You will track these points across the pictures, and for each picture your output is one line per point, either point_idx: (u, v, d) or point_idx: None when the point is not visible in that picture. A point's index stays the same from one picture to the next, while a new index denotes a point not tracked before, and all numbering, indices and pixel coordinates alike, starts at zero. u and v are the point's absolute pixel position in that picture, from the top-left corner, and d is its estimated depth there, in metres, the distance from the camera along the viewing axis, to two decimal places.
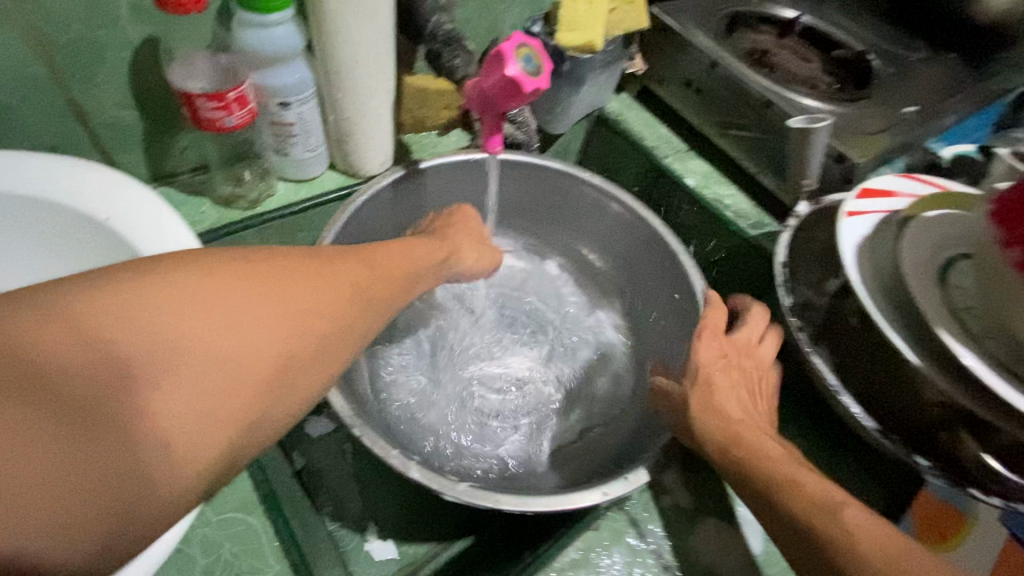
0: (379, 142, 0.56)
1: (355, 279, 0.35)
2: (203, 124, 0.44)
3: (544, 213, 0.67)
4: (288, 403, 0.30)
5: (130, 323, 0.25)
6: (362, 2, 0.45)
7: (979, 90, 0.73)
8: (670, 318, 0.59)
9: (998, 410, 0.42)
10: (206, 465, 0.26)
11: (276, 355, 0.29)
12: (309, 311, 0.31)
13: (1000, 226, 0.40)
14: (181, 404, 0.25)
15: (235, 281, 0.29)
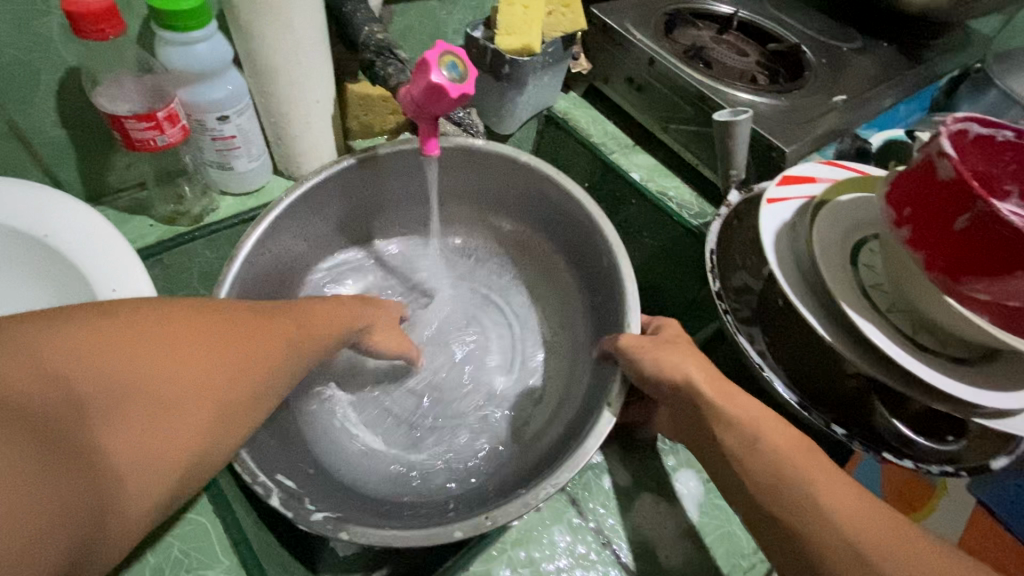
0: (318, 141, 0.59)
1: (290, 334, 0.38)
2: (137, 145, 0.47)
3: (484, 200, 0.70)
4: (225, 444, 0.32)
5: (89, 366, 0.27)
6: (278, 17, 0.47)
7: (908, 78, 0.77)
8: (602, 307, 0.60)
9: (905, 379, 0.42)
10: (151, 500, 0.28)
11: (221, 403, 0.32)
12: (248, 360, 0.34)
13: (892, 207, 0.41)
14: (135, 443, 0.27)
15: (189, 334, 0.32)
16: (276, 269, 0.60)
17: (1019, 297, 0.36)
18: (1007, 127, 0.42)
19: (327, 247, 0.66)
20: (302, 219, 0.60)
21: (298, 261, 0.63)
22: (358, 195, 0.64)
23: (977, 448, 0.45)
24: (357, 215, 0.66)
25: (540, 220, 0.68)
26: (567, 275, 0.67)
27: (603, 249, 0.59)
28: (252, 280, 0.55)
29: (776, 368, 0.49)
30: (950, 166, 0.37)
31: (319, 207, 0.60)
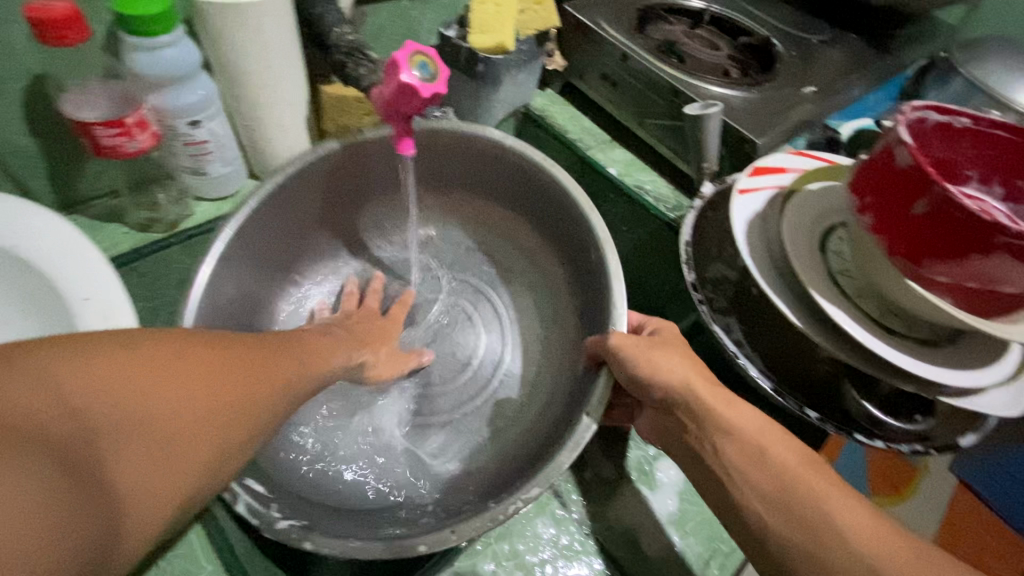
0: (293, 142, 0.58)
1: (292, 365, 0.38)
2: (106, 151, 0.47)
3: (462, 183, 0.66)
4: (228, 468, 0.32)
5: (103, 388, 0.27)
6: (244, 19, 0.46)
7: (875, 68, 0.78)
8: (589, 290, 0.58)
9: (874, 363, 0.43)
10: (156, 524, 0.27)
11: (225, 434, 0.31)
12: (260, 384, 0.34)
13: (856, 195, 0.42)
14: (143, 467, 0.27)
15: (197, 361, 0.31)
16: (249, 263, 0.58)
17: (978, 279, 0.37)
18: (962, 114, 0.43)
19: (299, 238, 0.63)
20: (272, 214, 0.58)
21: (268, 257, 0.60)
22: (327, 180, 0.60)
23: (945, 426, 0.46)
24: (329, 205, 0.63)
25: (523, 208, 0.65)
26: (553, 262, 0.64)
27: (591, 239, 0.57)
28: (216, 279, 0.53)
29: (750, 355, 0.50)
30: (908, 153, 0.39)
31: (292, 197, 0.58)
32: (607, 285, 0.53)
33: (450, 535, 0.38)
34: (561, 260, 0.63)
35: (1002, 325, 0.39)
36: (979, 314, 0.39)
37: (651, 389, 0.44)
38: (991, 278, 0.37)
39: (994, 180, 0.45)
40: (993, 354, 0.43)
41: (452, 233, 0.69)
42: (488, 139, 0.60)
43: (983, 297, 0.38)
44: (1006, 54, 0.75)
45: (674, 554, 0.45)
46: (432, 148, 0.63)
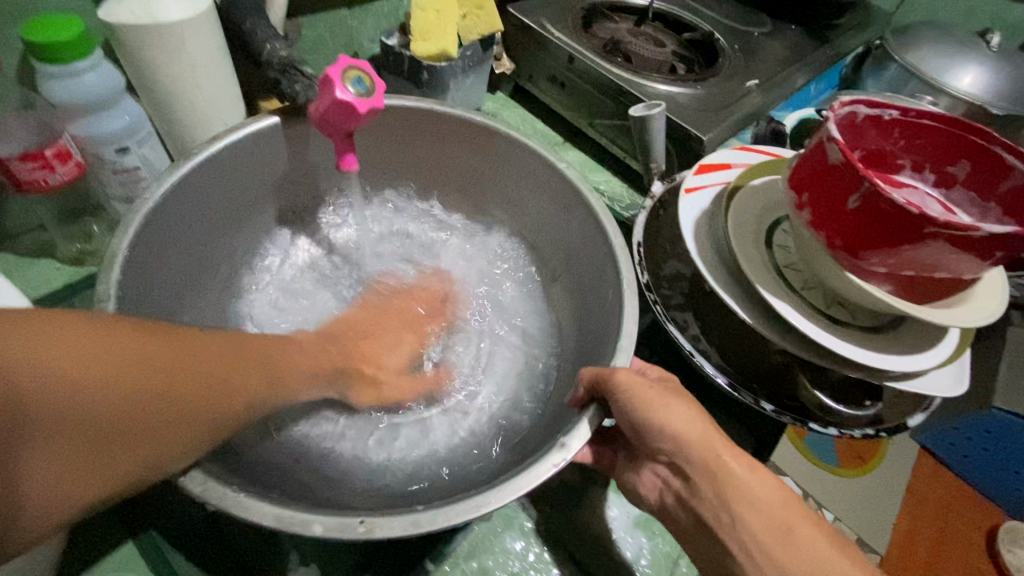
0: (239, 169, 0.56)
1: (253, 379, 0.36)
2: (24, 186, 0.44)
3: (426, 165, 0.63)
4: (167, 459, 0.31)
5: (36, 365, 0.27)
6: (165, 40, 0.44)
7: (815, 59, 0.80)
8: (583, 279, 0.56)
9: (821, 354, 0.44)
10: (71, 501, 0.27)
11: (162, 428, 0.31)
12: (208, 380, 0.33)
13: (794, 190, 0.43)
14: (60, 446, 0.27)
15: (143, 354, 0.31)
16: (175, 255, 0.50)
17: (911, 266, 0.38)
18: (891, 106, 0.45)
19: (234, 226, 0.57)
20: (190, 200, 0.50)
21: (202, 252, 0.54)
22: (257, 158, 0.54)
23: (893, 407, 0.48)
24: (265, 185, 0.58)
25: (506, 199, 0.63)
26: (553, 261, 0.60)
27: (614, 278, 0.49)
28: (139, 285, 0.45)
29: (707, 351, 0.51)
30: (837, 149, 0.40)
31: (228, 174, 0.53)
32: (615, 309, 0.47)
33: (359, 522, 0.32)
34: (559, 261, 0.60)
35: (937, 309, 0.41)
36: (915, 299, 0.41)
37: (654, 437, 0.39)
38: (923, 264, 0.38)
39: (926, 167, 0.47)
40: (934, 337, 0.44)
41: (420, 225, 0.67)
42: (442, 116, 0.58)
43: (918, 283, 0.39)
44: (940, 39, 0.77)
45: (643, 557, 0.45)
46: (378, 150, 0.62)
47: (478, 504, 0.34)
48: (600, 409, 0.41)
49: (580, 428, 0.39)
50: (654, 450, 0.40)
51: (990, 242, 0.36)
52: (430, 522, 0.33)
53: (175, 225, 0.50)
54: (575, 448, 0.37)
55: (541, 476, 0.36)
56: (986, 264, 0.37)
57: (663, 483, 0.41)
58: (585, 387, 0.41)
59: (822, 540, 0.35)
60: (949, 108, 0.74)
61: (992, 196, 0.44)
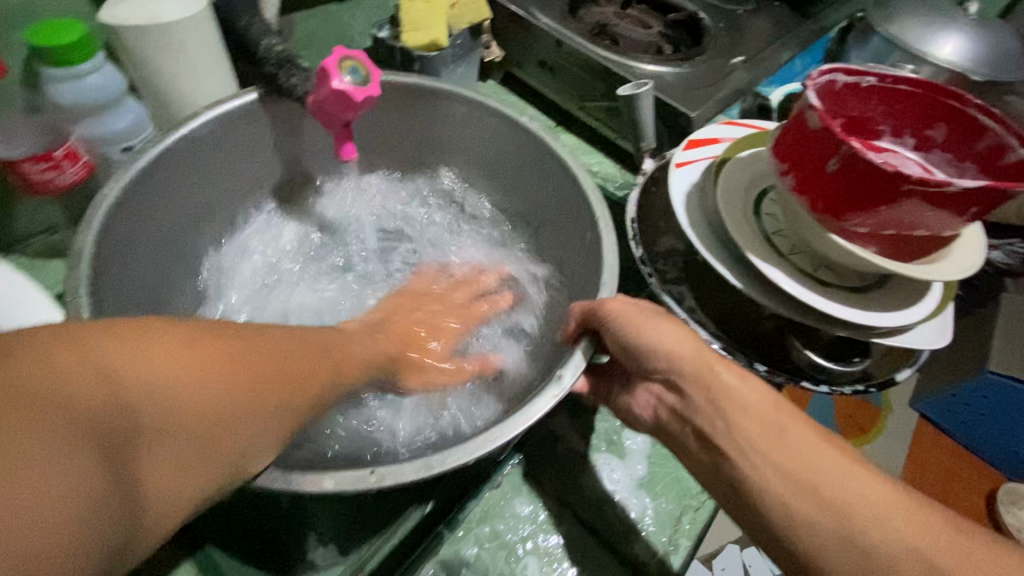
0: (247, 146, 0.57)
1: (332, 367, 0.37)
2: (37, 187, 0.46)
3: (427, 152, 0.65)
4: (256, 452, 0.31)
5: (137, 369, 0.27)
6: (162, 37, 0.46)
7: (799, 35, 0.82)
8: (570, 250, 0.56)
9: (810, 314, 0.46)
10: (188, 498, 0.27)
11: (250, 422, 0.30)
12: (278, 375, 0.32)
13: (779, 158, 0.45)
14: (173, 443, 0.27)
15: (223, 351, 0.30)
16: (162, 224, 0.53)
17: (892, 225, 0.40)
18: (869, 73, 0.46)
19: (219, 206, 0.60)
20: (178, 174, 0.52)
21: (187, 227, 0.57)
22: (247, 137, 0.56)
23: (882, 363, 0.50)
24: (255, 167, 0.60)
25: (493, 175, 0.64)
26: (545, 242, 0.61)
27: (589, 219, 0.51)
28: (122, 250, 0.48)
29: (702, 320, 0.53)
30: (817, 116, 0.41)
31: (212, 154, 0.54)
32: (593, 252, 0.49)
33: (369, 474, 0.34)
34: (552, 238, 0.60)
35: (919, 265, 0.42)
36: (899, 257, 0.42)
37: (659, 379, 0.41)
38: (904, 222, 0.40)
39: (905, 133, 0.49)
40: (919, 292, 0.46)
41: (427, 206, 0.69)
42: (437, 90, 0.58)
43: (899, 241, 0.41)
44: (921, 9, 0.79)
45: (647, 517, 0.47)
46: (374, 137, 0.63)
47: (478, 442, 0.36)
48: (591, 341, 0.43)
49: (574, 359, 0.40)
50: (648, 371, 0.41)
51: (967, 197, 0.38)
52: (430, 467, 0.35)
53: (155, 202, 0.51)
54: (570, 380, 0.39)
55: (546, 406, 0.38)
56: (963, 219, 0.39)
57: (656, 399, 0.43)
58: (578, 321, 0.43)
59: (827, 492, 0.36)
60: (931, 76, 0.75)
61: (968, 156, 0.46)
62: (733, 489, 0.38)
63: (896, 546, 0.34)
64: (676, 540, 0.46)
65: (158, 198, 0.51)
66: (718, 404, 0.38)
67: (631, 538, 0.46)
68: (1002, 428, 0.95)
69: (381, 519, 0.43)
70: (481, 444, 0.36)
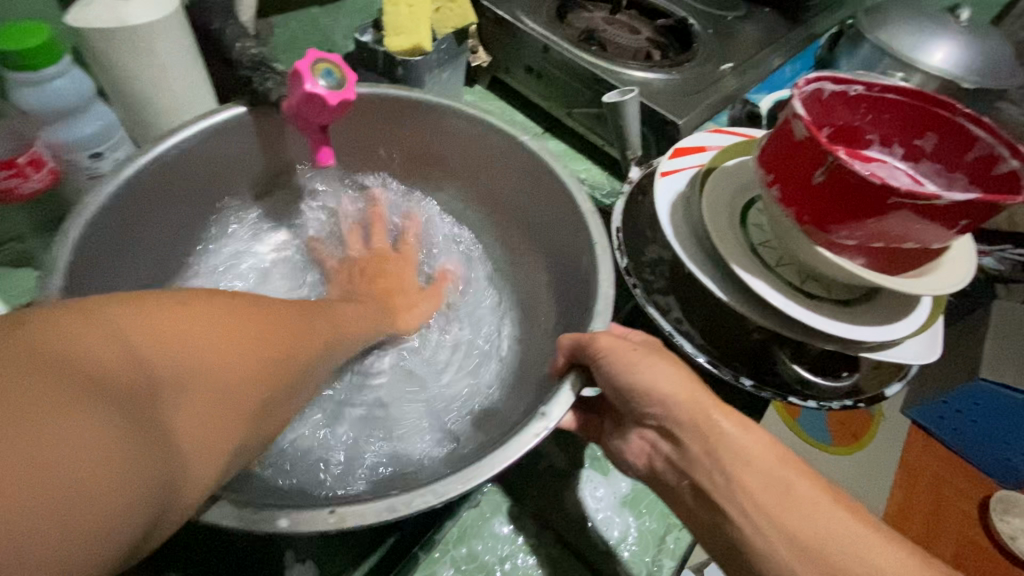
0: (229, 163, 0.55)
1: (328, 343, 0.38)
2: (1, 196, 0.44)
3: (415, 165, 0.64)
4: (270, 419, 0.31)
5: (166, 338, 0.26)
6: (131, 41, 0.44)
7: (789, 41, 0.81)
8: (560, 261, 0.55)
9: (798, 329, 0.45)
10: (217, 467, 0.27)
11: (269, 391, 0.30)
12: (290, 345, 0.33)
13: (765, 168, 0.44)
14: (208, 411, 0.26)
15: (244, 322, 0.30)
16: (140, 238, 0.51)
17: (881, 238, 0.39)
18: (856, 81, 0.45)
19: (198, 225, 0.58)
20: (156, 197, 0.51)
21: (172, 245, 0.56)
22: (231, 152, 0.54)
23: (870, 378, 0.49)
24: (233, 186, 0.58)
25: (475, 184, 0.63)
26: (536, 256, 0.60)
27: (586, 241, 0.50)
28: (100, 263, 0.46)
29: (688, 333, 0.51)
30: (803, 125, 0.40)
31: (190, 174, 0.53)
32: (587, 273, 0.48)
33: (327, 513, 0.33)
34: (538, 247, 0.59)
35: (908, 279, 0.41)
36: (888, 270, 0.41)
37: (639, 396, 0.40)
38: (892, 235, 0.39)
39: (894, 142, 0.48)
40: (909, 306, 0.45)
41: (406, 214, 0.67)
42: (414, 98, 0.56)
43: (888, 255, 0.40)
44: (910, 16, 0.78)
45: (630, 537, 0.45)
46: (355, 143, 0.62)
47: (458, 480, 0.35)
48: (580, 375, 0.41)
49: (562, 396, 0.39)
50: (641, 415, 0.41)
51: (956, 210, 0.37)
52: (395, 509, 0.33)
53: (134, 219, 0.49)
54: (556, 416, 0.38)
55: (529, 446, 0.37)
56: (953, 232, 0.38)
57: (650, 447, 0.42)
58: (565, 355, 0.42)
59: (812, 518, 0.35)
60: (920, 85, 0.75)
61: (958, 167, 0.45)
62: (713, 511, 0.37)
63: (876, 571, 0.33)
64: (659, 560, 0.45)
65: (139, 217, 0.50)
66: (715, 456, 0.37)
67: (614, 559, 0.44)
68: (993, 435, 0.95)
69: (356, 547, 0.43)
70: (463, 483, 0.35)
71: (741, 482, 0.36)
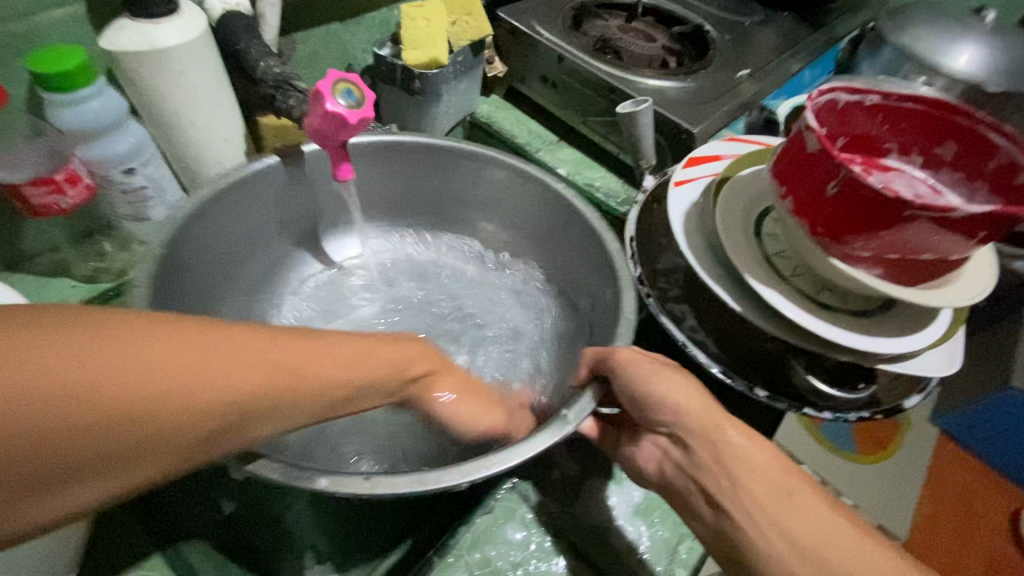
0: (290, 197, 0.59)
1: (324, 373, 0.32)
2: (40, 210, 0.47)
3: (445, 201, 0.65)
4: (181, 467, 0.28)
5: (56, 369, 0.24)
6: (162, 62, 0.46)
7: (807, 46, 0.80)
8: (589, 280, 0.56)
9: (814, 340, 0.44)
10: (67, 510, 0.25)
11: (178, 443, 0.27)
12: (240, 391, 0.29)
13: (778, 180, 0.44)
14: (67, 459, 0.24)
15: (181, 363, 0.27)
16: (205, 253, 0.53)
17: (896, 249, 0.39)
18: (871, 91, 0.45)
19: (256, 251, 0.60)
20: (222, 217, 0.54)
21: (234, 268, 0.58)
22: (291, 184, 0.58)
23: (889, 390, 0.49)
24: (292, 217, 0.61)
25: (497, 214, 0.64)
26: (563, 272, 0.61)
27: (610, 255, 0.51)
28: (178, 282, 0.49)
29: (703, 342, 0.51)
30: (815, 138, 0.40)
31: (250, 198, 0.55)
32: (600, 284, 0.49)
33: (363, 479, 0.35)
34: (564, 263, 0.61)
35: (926, 290, 0.41)
36: (906, 282, 0.41)
37: (650, 406, 0.40)
38: (909, 246, 0.38)
39: (913, 150, 0.47)
40: (926, 317, 0.45)
41: (443, 245, 0.67)
42: (430, 144, 0.59)
43: (906, 266, 0.40)
44: (933, 18, 0.77)
45: (643, 545, 0.46)
46: (378, 176, 0.62)
47: (491, 461, 0.36)
48: (600, 388, 0.42)
49: (580, 404, 0.40)
50: (653, 423, 0.41)
51: (973, 221, 0.36)
52: (423, 480, 0.35)
53: (200, 234, 0.52)
54: (574, 419, 0.39)
55: (555, 437, 0.38)
56: (972, 243, 0.38)
57: (662, 453, 0.41)
58: (588, 367, 0.43)
59: (825, 528, 0.35)
60: (944, 89, 0.73)
61: (979, 176, 0.44)
62: (722, 522, 0.37)
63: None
64: (672, 570, 0.45)
65: (206, 235, 0.53)
66: (725, 463, 0.38)
67: (625, 567, 0.45)
68: None
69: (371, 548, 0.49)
70: (496, 463, 0.36)
71: (753, 491, 0.36)
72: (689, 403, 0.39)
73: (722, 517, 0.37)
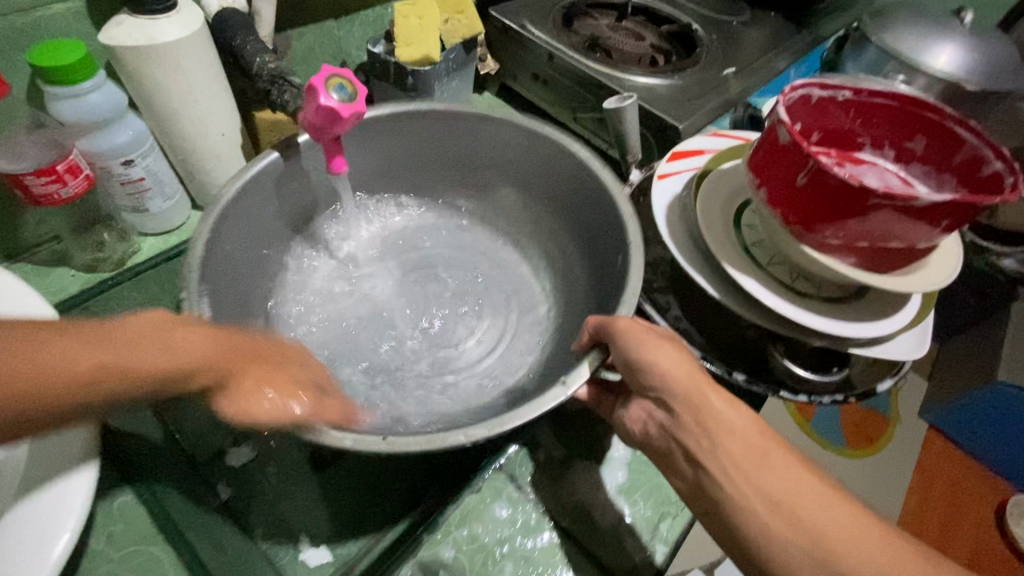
0: (311, 185, 0.61)
1: (92, 378, 0.28)
2: (41, 200, 0.48)
3: (446, 167, 0.67)
4: None
5: None
6: (160, 57, 0.48)
7: (793, 45, 0.82)
8: (600, 254, 0.58)
9: (790, 325, 0.46)
10: None
11: None
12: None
13: (755, 172, 0.46)
14: None
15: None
16: (242, 245, 0.55)
17: (865, 237, 0.41)
18: (843, 87, 0.46)
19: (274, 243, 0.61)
20: (249, 213, 0.55)
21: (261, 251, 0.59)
22: (304, 176, 0.59)
23: (864, 374, 0.51)
24: (309, 204, 0.63)
25: (502, 177, 0.66)
26: (570, 260, 0.63)
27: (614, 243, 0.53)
28: (218, 270, 0.51)
29: (686, 330, 0.53)
30: (786, 131, 0.42)
31: (263, 195, 0.56)
32: None
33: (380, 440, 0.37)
34: (571, 237, 0.63)
35: (894, 276, 0.43)
36: (875, 269, 0.43)
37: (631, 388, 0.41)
38: (876, 234, 0.40)
39: (885, 143, 0.49)
40: (895, 303, 0.47)
41: (440, 218, 0.70)
42: (440, 110, 0.60)
43: (877, 253, 0.42)
44: (914, 19, 0.79)
45: (625, 522, 0.48)
46: (374, 160, 0.64)
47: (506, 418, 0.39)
48: (602, 354, 0.44)
49: (580, 369, 0.42)
50: (642, 387, 0.42)
51: (936, 209, 0.38)
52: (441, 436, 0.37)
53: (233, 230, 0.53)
54: (575, 384, 0.41)
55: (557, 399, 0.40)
56: (936, 231, 0.40)
57: (647, 415, 0.43)
58: (590, 333, 0.44)
59: (799, 500, 0.36)
60: (925, 88, 0.75)
61: (947, 168, 0.46)
62: (699, 479, 0.39)
63: (852, 547, 0.35)
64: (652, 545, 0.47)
65: (234, 231, 0.54)
66: (704, 428, 0.39)
67: (607, 543, 0.47)
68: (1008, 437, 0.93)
69: (379, 520, 0.48)
70: (509, 423, 0.39)
71: (731, 462, 0.38)
72: (669, 383, 0.40)
73: (701, 491, 0.39)
